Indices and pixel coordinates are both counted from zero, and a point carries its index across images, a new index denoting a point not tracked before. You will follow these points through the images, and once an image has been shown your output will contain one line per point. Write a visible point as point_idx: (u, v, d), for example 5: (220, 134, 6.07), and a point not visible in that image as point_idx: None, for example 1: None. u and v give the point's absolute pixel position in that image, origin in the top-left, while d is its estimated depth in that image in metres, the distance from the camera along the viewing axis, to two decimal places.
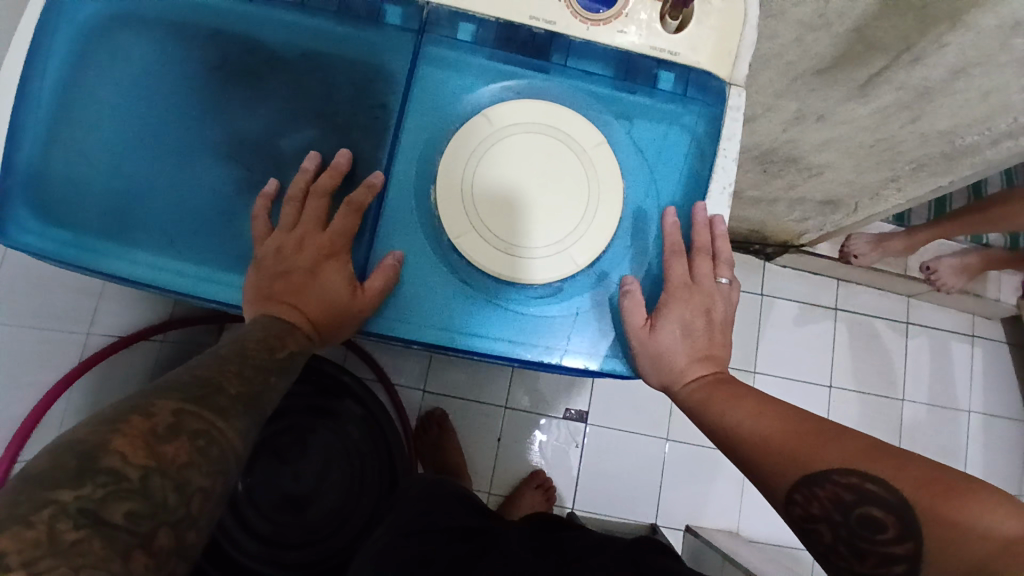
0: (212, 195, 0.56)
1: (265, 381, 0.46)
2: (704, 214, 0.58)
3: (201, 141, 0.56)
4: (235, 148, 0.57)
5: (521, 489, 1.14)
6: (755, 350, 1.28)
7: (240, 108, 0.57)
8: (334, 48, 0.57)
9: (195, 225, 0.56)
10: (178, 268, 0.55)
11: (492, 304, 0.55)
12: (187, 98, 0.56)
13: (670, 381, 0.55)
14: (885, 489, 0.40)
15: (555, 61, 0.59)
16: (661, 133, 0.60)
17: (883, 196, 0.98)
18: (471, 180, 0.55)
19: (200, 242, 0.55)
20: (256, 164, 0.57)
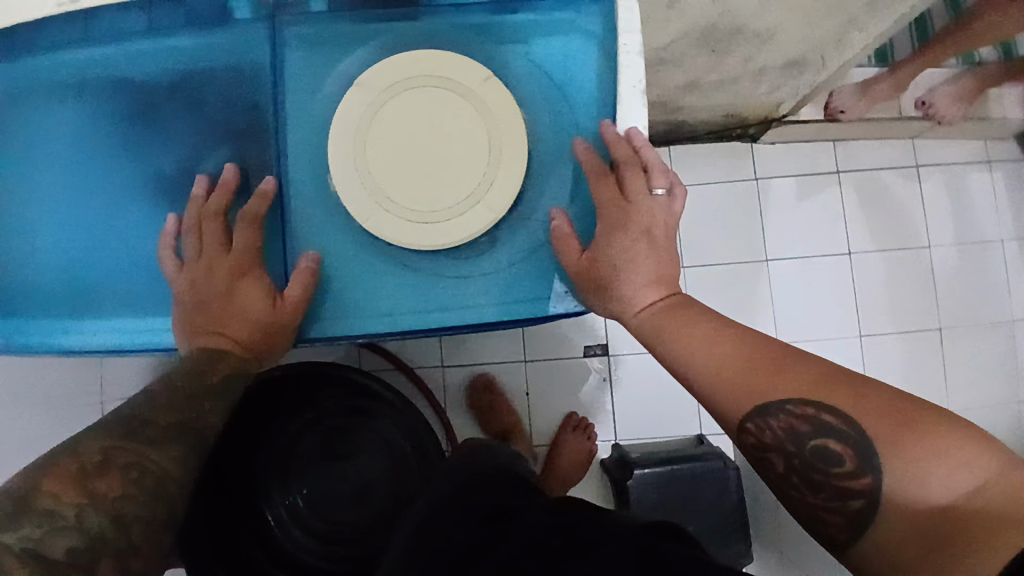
0: (133, 245, 0.54)
1: (199, 409, 0.51)
2: (613, 128, 0.53)
3: (105, 196, 0.54)
4: (139, 194, 0.54)
5: (560, 437, 1.13)
6: (762, 238, 1.22)
7: (130, 151, 0.54)
8: (196, 62, 0.53)
9: (127, 279, 0.54)
10: (125, 327, 0.54)
11: (423, 277, 0.53)
12: (78, 157, 0.54)
13: (625, 310, 0.53)
14: (844, 423, 0.41)
15: (423, 3, 0.53)
16: (559, 49, 0.54)
17: (847, 40, 0.88)
18: (363, 159, 0.51)
19: (137, 294, 0.54)
20: (161, 204, 0.54)
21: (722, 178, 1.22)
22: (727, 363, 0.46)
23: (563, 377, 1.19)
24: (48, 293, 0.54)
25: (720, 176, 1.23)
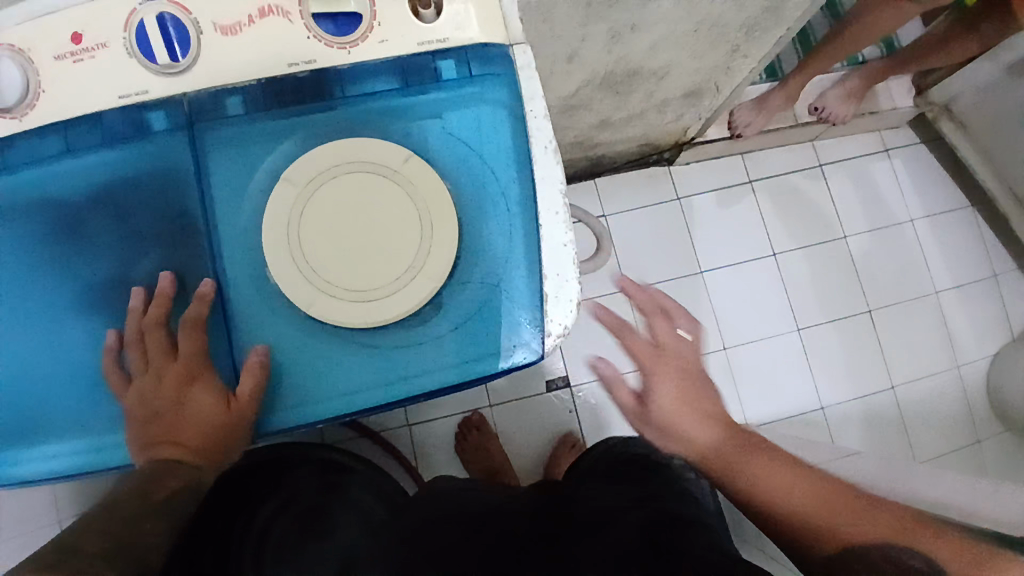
0: (73, 365, 0.54)
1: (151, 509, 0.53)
2: (624, 281, 0.63)
3: (39, 320, 0.54)
4: (73, 313, 0.54)
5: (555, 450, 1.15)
6: (694, 252, 1.29)
7: (60, 271, 0.54)
8: (119, 178, 0.54)
9: (72, 400, 0.53)
10: (75, 448, 0.53)
11: (371, 353, 0.55)
12: (7, 285, 0.54)
13: (684, 447, 0.64)
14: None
15: (337, 95, 0.56)
16: (474, 118, 0.58)
17: (735, 66, 0.96)
18: (299, 249, 0.53)
19: (83, 413, 0.53)
20: (97, 320, 0.54)
21: (647, 202, 1.29)
22: (809, 500, 0.56)
23: (530, 415, 1.21)
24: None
25: (644, 202, 1.29)
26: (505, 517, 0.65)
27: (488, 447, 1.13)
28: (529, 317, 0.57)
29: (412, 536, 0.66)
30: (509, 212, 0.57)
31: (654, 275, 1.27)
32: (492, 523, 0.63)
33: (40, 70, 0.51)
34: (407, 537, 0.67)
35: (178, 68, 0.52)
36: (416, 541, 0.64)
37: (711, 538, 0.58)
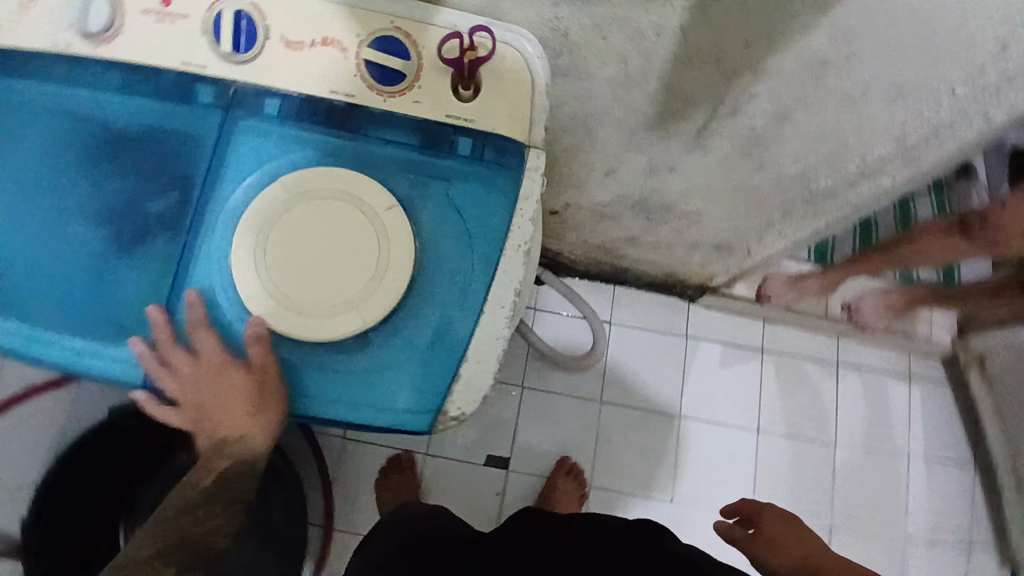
0: (42, 262, 0.58)
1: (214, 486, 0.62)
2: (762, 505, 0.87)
3: (30, 212, 0.58)
4: (60, 219, 0.59)
5: (553, 479, 1.19)
6: (680, 394, 1.27)
7: (67, 181, 0.59)
8: (150, 126, 0.60)
9: (27, 291, 0.58)
10: (10, 331, 0.58)
11: (286, 358, 0.59)
12: (21, 172, 0.59)
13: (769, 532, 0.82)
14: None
15: (359, 130, 0.61)
16: (470, 197, 0.62)
17: (767, 238, 0.99)
18: (263, 244, 0.58)
19: (32, 305, 0.58)
20: (77, 234, 0.59)
21: (657, 327, 1.29)
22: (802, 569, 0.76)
23: (459, 478, 1.23)
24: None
25: (651, 326, 1.29)
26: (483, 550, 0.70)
27: (407, 490, 1.17)
28: (437, 389, 0.60)
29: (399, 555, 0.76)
30: (462, 290, 0.60)
31: (633, 396, 1.27)
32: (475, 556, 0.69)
33: (126, 17, 0.58)
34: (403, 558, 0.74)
35: (236, 59, 0.59)
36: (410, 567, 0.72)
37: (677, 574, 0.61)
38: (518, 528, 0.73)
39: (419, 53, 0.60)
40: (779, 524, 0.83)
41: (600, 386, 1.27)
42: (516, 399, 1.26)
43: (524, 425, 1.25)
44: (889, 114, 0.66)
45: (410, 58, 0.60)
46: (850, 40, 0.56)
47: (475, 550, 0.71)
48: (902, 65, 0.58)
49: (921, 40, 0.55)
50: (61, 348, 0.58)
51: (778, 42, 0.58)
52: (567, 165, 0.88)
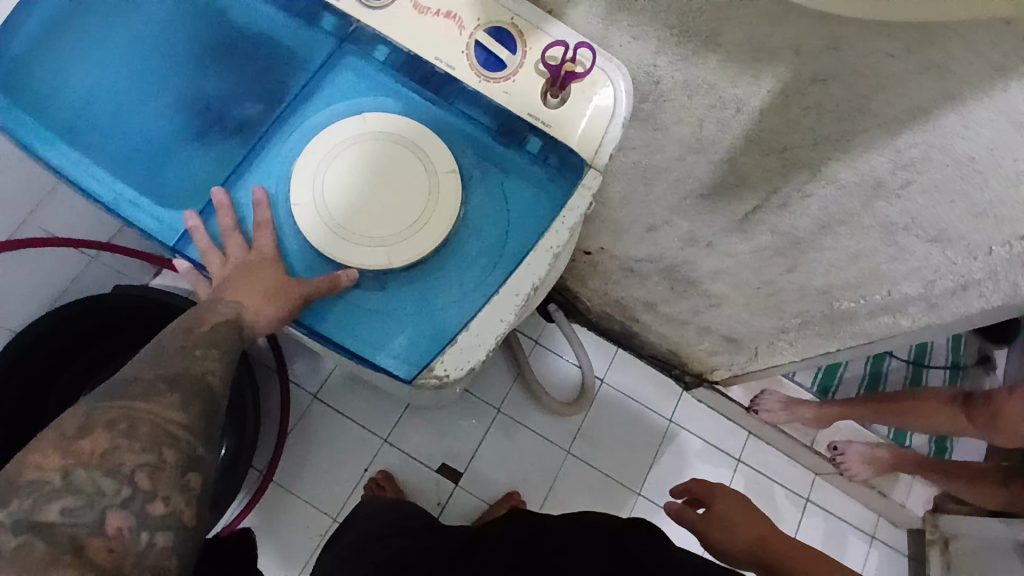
0: (146, 125, 0.63)
1: (190, 352, 0.52)
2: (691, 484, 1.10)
3: (149, 76, 0.63)
4: (174, 92, 0.64)
5: (493, 507, 1.18)
6: (645, 474, 1.26)
7: (190, 61, 0.64)
8: (272, 35, 0.66)
9: (123, 145, 0.62)
10: (97, 175, 0.61)
11: (309, 270, 0.62)
12: (151, 37, 0.63)
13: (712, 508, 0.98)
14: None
15: (447, 100, 0.67)
16: (522, 192, 0.66)
17: (777, 345, 1.01)
18: (326, 165, 0.62)
19: (124, 158, 0.62)
20: (182, 109, 0.64)
21: (645, 401, 1.30)
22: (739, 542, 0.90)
23: (408, 475, 1.23)
24: (25, 92, 0.61)
25: (640, 398, 1.30)
26: (477, 549, 0.76)
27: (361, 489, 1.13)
28: (427, 348, 0.62)
29: (391, 543, 0.81)
30: (485, 269, 0.64)
31: (600, 458, 1.26)
32: (472, 553, 0.75)
33: None
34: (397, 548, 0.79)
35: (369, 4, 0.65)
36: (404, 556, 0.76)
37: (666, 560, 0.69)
38: (508, 534, 0.78)
39: (525, 53, 0.65)
40: (730, 504, 0.97)
41: (571, 437, 1.27)
42: (480, 431, 1.26)
43: (486, 446, 1.25)
44: (926, 254, 0.69)
45: (515, 53, 0.65)
46: (909, 168, 0.60)
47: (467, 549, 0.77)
48: (950, 210, 0.62)
49: (971, 192, 0.58)
50: (108, 187, 0.62)
51: (843, 149, 0.62)
52: (613, 211, 0.93)
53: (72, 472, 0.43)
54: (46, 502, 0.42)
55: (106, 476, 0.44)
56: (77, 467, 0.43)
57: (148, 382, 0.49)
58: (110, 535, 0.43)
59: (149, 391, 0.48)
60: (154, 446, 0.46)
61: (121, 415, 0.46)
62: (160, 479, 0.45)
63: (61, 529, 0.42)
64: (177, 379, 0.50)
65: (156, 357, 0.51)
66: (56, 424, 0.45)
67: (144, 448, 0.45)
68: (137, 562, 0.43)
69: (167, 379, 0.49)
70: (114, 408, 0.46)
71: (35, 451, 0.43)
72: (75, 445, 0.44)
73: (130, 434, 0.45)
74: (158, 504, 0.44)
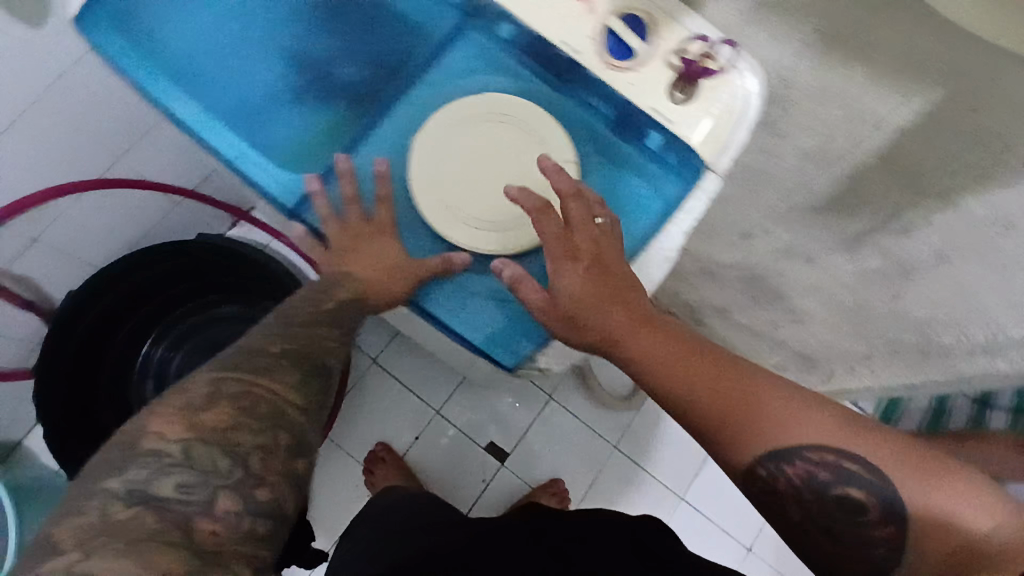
0: (265, 83, 0.63)
1: (313, 332, 0.57)
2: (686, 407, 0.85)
3: (272, 35, 0.63)
4: (291, 53, 0.63)
5: (536, 491, 1.18)
6: (692, 478, 1.24)
7: (314, 23, 0.64)
8: (392, 2, 0.65)
9: (242, 104, 0.62)
10: (216, 132, 0.62)
11: (421, 246, 0.63)
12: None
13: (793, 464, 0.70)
14: (860, 468, 0.50)
15: (567, 86, 0.65)
16: (633, 188, 0.65)
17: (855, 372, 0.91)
18: (447, 143, 0.62)
19: (241, 116, 0.62)
20: (299, 73, 0.63)
21: None
22: None
23: (457, 449, 1.24)
24: (152, 42, 0.61)
25: None
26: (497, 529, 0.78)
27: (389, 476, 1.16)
28: (531, 338, 0.61)
29: (415, 520, 0.82)
30: None
31: (647, 456, 1.24)
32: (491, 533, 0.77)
33: None
34: (418, 523, 0.81)
35: None
36: (426, 529, 0.78)
37: (683, 569, 0.70)
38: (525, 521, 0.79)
39: (657, 43, 0.62)
40: None
41: (620, 433, 1.25)
42: (529, 418, 1.25)
43: (534, 431, 1.25)
44: None
45: (647, 41, 0.62)
46: None
47: (487, 529, 0.78)
48: None
49: None
50: (232, 147, 0.62)
51: None
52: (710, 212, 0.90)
53: (192, 447, 0.44)
54: (164, 473, 0.43)
55: (223, 456, 0.45)
56: (198, 442, 0.45)
57: (270, 358, 0.52)
58: (216, 517, 0.43)
59: (272, 368, 0.52)
60: (269, 429, 0.48)
61: (245, 391, 0.49)
62: (270, 462, 0.47)
63: (174, 505, 0.42)
64: (300, 357, 0.54)
65: (283, 330, 0.54)
66: (187, 391, 0.47)
67: (259, 430, 0.47)
68: (234, 547, 0.43)
69: (289, 357, 0.53)
70: (240, 383, 0.49)
71: (159, 418, 0.45)
72: (199, 417, 0.46)
73: (251, 411, 0.48)
74: (263, 489, 0.45)
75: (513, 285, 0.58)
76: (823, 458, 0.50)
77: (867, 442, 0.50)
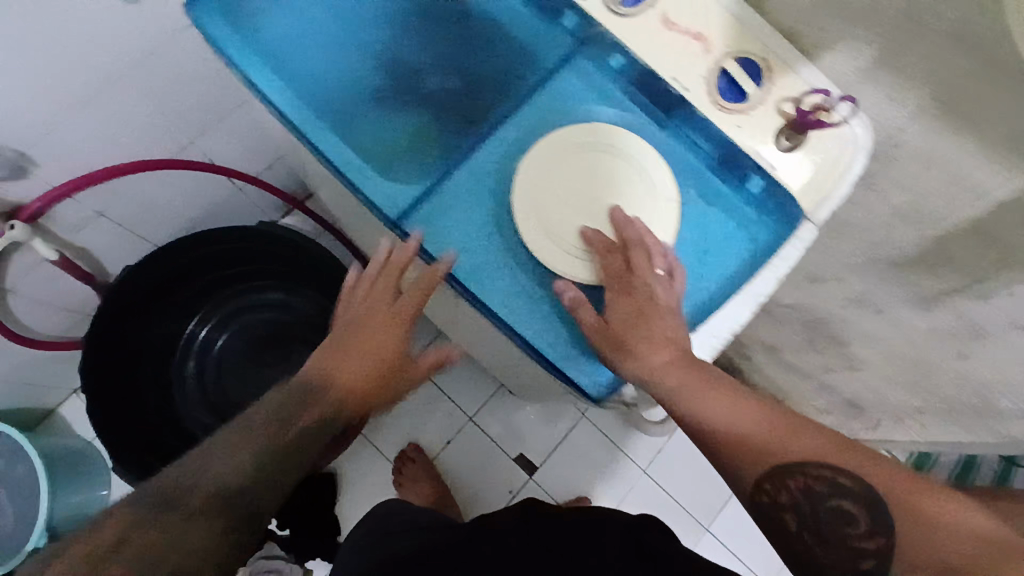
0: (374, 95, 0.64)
1: (293, 428, 0.57)
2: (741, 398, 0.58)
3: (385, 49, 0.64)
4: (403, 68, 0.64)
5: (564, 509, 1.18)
6: (717, 509, 1.25)
7: None
8: (504, 24, 0.65)
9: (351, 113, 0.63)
10: (324, 137, 0.61)
11: (516, 269, 0.62)
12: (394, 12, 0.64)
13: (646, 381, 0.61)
14: (857, 483, 0.46)
15: (672, 120, 0.66)
16: (727, 229, 0.65)
17: (905, 423, 0.96)
18: (553, 169, 0.62)
19: (349, 124, 0.63)
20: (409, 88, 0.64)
21: None
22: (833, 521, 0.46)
23: (487, 457, 1.24)
24: (268, 45, 0.62)
25: None
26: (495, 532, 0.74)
27: (419, 480, 1.16)
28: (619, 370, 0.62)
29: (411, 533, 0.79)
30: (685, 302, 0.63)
31: (674, 483, 1.25)
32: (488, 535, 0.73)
33: None
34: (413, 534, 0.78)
35: (618, 10, 0.62)
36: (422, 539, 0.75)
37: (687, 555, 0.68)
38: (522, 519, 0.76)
39: (770, 89, 0.62)
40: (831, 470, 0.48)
41: (650, 457, 1.26)
42: (562, 432, 1.26)
43: (565, 445, 1.25)
44: None
45: (760, 86, 0.62)
46: None
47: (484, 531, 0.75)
48: None
49: None
50: (338, 152, 0.61)
51: None
52: None
53: (115, 554, 0.45)
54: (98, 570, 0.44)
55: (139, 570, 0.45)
56: (125, 551, 0.46)
57: (215, 479, 0.52)
58: None
59: (223, 484, 0.51)
60: (214, 534, 0.49)
61: (165, 518, 0.48)
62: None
63: None
64: (274, 454, 0.55)
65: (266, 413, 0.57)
66: (130, 505, 0.49)
67: (196, 547, 0.48)
68: None
69: (253, 470, 0.53)
70: (200, 479, 0.51)
71: (86, 541, 0.46)
72: (101, 559, 0.45)
73: (191, 522, 0.49)
74: None
75: (572, 308, 0.60)
76: (818, 471, 0.48)
77: (865, 460, 0.47)
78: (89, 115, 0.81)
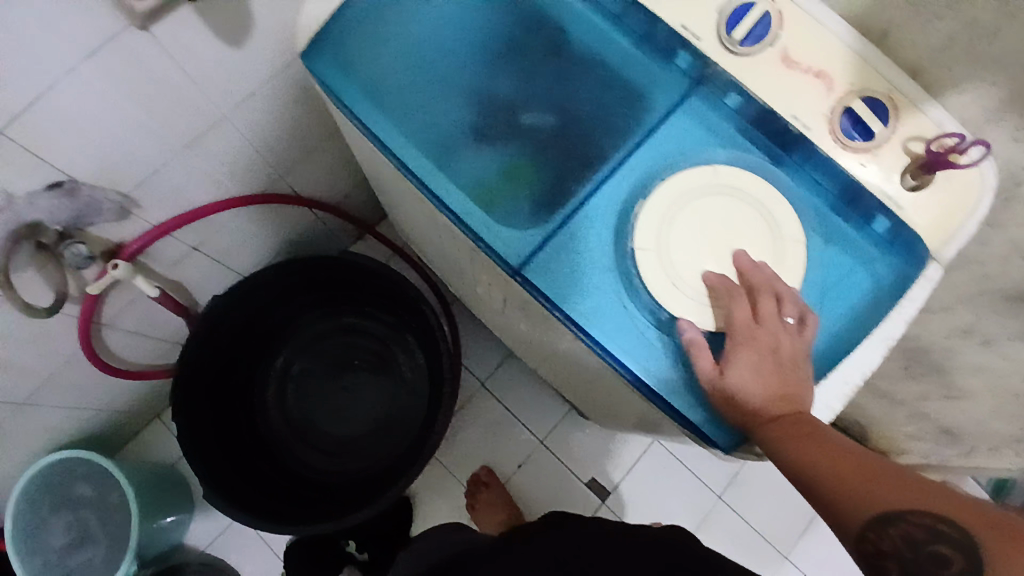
0: (489, 139, 0.64)
1: None
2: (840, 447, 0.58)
3: (500, 95, 0.64)
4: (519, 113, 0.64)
5: None
6: (796, 536, 1.23)
7: (541, 84, 0.65)
8: (619, 66, 0.65)
9: (465, 158, 0.63)
10: (445, 187, 0.63)
11: (637, 314, 0.62)
12: (509, 59, 0.65)
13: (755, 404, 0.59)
14: (959, 532, 0.44)
15: (793, 159, 0.64)
16: (851, 271, 0.63)
17: (1000, 452, 0.92)
18: (672, 213, 0.62)
19: (464, 169, 0.63)
20: (524, 132, 0.64)
21: None
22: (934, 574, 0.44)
23: (561, 480, 1.24)
24: (388, 95, 0.63)
25: None
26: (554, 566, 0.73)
27: (494, 504, 1.17)
28: None
29: None
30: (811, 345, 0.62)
31: (751, 509, 1.23)
32: None
33: None
34: None
35: (734, 50, 0.61)
36: None
37: None
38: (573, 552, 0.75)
39: (896, 126, 0.61)
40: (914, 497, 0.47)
41: (725, 482, 1.24)
42: (636, 455, 1.25)
43: (640, 469, 1.25)
44: None
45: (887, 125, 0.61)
46: None
47: None
48: None
49: None
50: (459, 202, 0.63)
51: None
52: None
53: None
54: None
55: None
56: None
57: None
58: None
59: None
60: None
61: None
62: None
63: None
64: None
65: None
66: None
67: None
68: None
69: None
70: None
71: None
72: None
73: None
74: None
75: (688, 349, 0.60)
76: (919, 519, 0.46)
77: (967, 509, 0.45)
78: (192, 156, 0.82)
